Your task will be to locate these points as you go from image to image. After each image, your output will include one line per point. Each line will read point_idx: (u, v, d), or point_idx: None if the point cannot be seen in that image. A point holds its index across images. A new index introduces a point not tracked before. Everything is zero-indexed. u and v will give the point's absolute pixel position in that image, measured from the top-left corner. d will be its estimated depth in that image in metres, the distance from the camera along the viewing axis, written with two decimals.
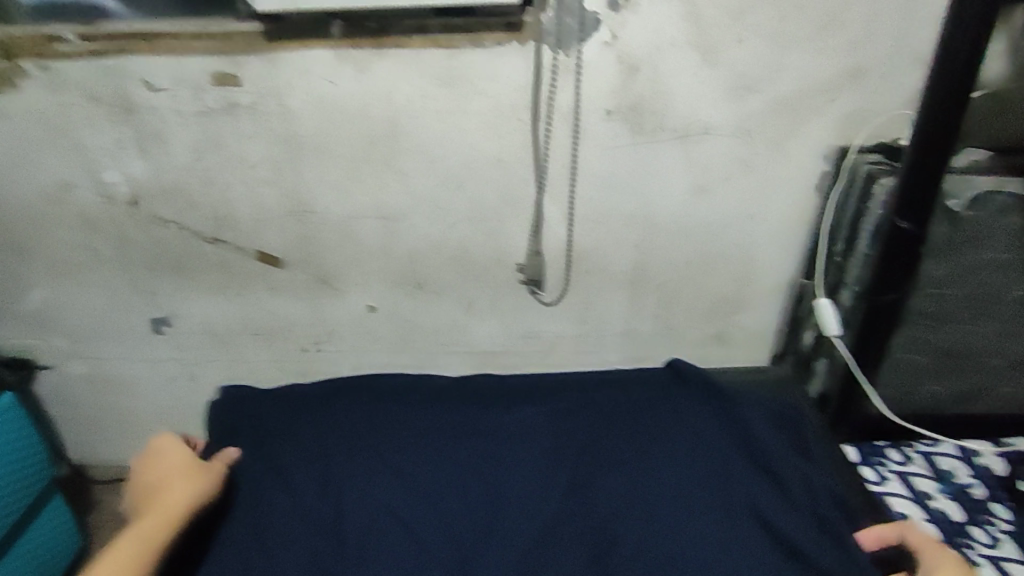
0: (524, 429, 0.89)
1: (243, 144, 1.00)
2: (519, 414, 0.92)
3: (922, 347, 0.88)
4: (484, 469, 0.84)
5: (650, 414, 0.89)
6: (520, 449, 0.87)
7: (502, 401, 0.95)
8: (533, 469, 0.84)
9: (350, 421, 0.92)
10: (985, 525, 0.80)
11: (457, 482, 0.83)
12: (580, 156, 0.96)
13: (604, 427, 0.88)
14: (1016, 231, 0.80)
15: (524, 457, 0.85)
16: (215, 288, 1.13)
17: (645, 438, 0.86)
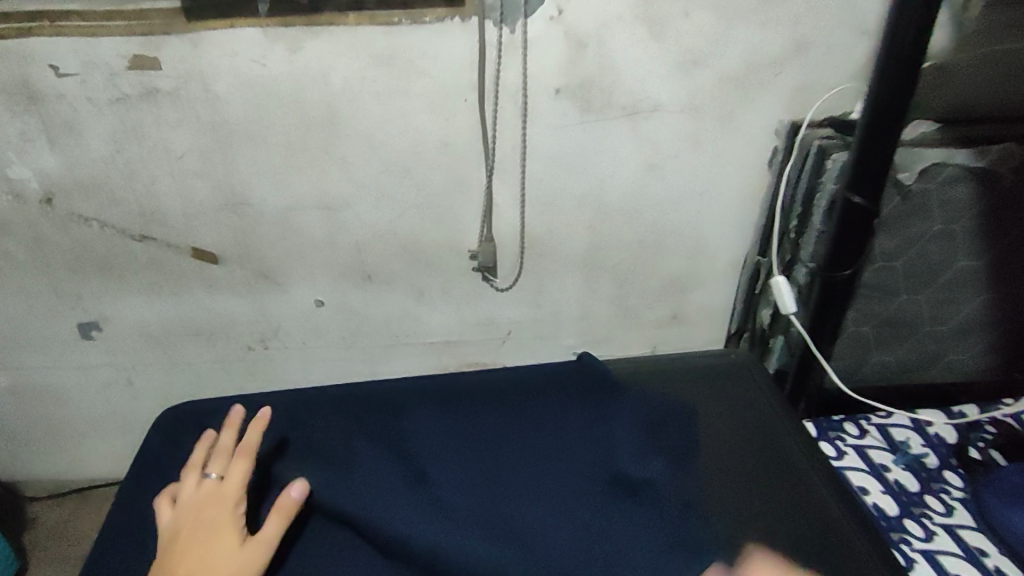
0: (469, 428, 0.83)
1: (168, 132, 0.92)
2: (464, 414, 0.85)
3: (872, 317, 0.90)
4: (438, 470, 0.78)
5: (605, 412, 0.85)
6: (472, 448, 0.80)
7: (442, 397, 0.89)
8: (489, 467, 0.78)
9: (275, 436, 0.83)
10: (940, 494, 0.81)
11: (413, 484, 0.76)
12: (530, 137, 0.93)
13: (559, 425, 0.84)
14: (961, 202, 0.81)
15: (479, 455, 0.79)
16: (149, 287, 1.05)
17: (600, 435, 0.82)
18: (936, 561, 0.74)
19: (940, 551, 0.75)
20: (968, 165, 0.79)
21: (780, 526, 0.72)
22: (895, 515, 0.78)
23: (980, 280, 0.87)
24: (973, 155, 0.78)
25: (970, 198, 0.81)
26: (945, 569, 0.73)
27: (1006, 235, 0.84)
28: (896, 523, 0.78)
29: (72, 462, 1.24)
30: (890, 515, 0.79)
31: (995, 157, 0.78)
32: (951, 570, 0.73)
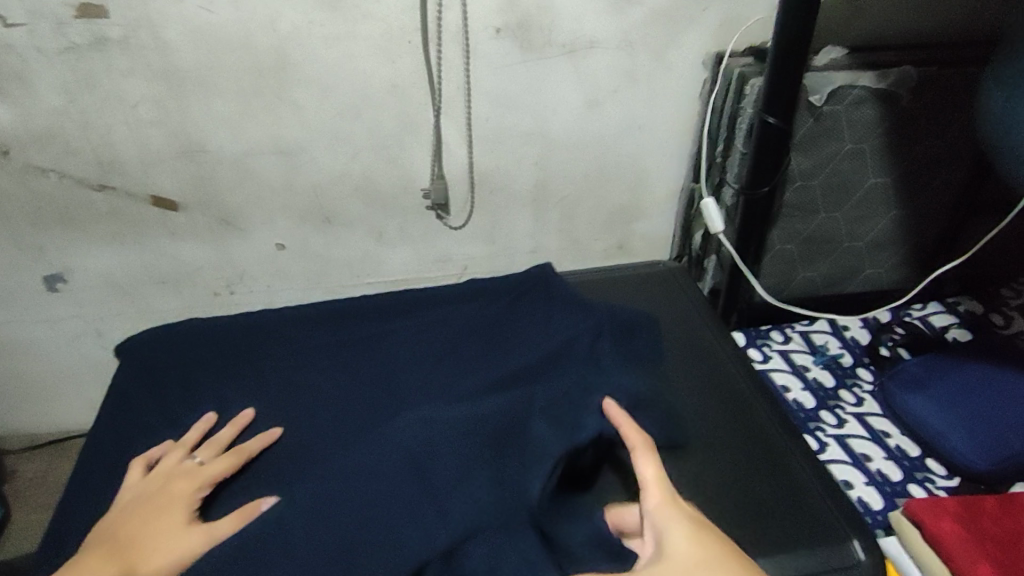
0: (420, 332, 0.87)
1: (121, 82, 0.95)
2: (414, 318, 0.89)
3: (795, 235, 0.97)
4: (390, 376, 0.81)
5: (537, 308, 0.88)
6: (424, 355, 0.84)
7: (394, 306, 0.91)
8: (441, 371, 0.81)
9: (245, 345, 0.87)
10: (853, 388, 0.90)
11: (362, 391, 0.80)
12: (474, 77, 0.98)
13: (493, 326, 0.87)
14: (868, 121, 0.88)
15: (429, 361, 0.83)
16: (112, 237, 1.08)
17: (525, 332, 0.85)
18: (845, 443, 0.83)
19: (850, 435, 0.84)
20: (873, 87, 0.86)
21: (706, 409, 0.77)
22: (811, 407, 0.87)
23: (888, 197, 0.95)
24: (876, 78, 0.85)
25: (876, 118, 0.88)
26: (852, 449, 0.82)
27: (908, 153, 0.92)
28: (812, 413, 0.86)
29: (47, 416, 1.28)
30: (808, 407, 0.87)
31: (896, 79, 0.85)
32: (856, 450, 0.82)
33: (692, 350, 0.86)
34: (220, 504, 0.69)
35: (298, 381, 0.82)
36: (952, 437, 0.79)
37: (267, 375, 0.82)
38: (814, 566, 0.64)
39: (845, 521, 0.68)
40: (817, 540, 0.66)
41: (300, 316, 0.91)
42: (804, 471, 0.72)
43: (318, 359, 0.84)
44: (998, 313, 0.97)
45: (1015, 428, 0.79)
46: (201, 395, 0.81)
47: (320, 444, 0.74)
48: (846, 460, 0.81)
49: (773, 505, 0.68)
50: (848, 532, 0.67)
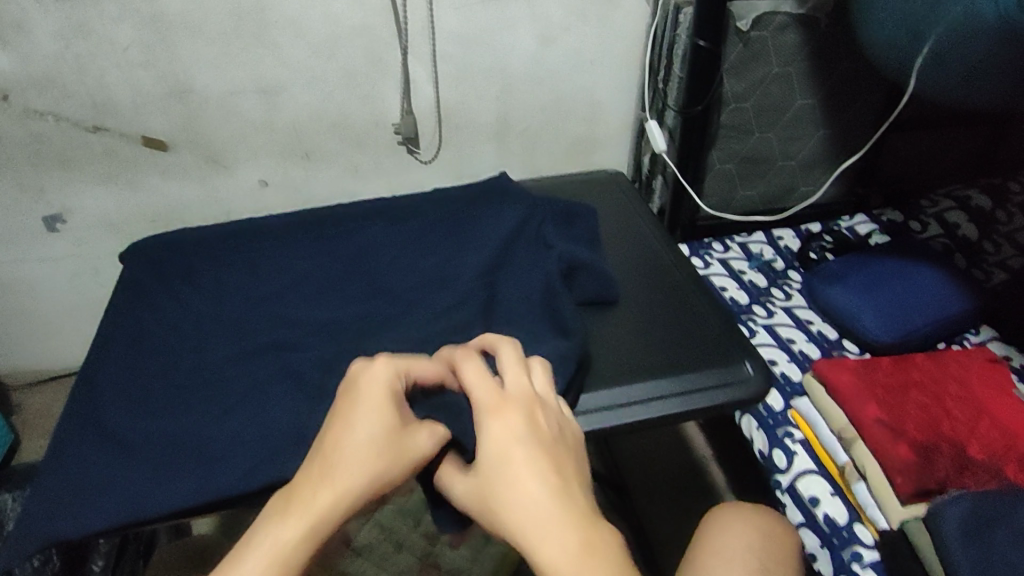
0: (380, 235, 0.96)
1: (111, 26, 1.03)
2: (376, 224, 0.97)
3: (734, 155, 1.06)
4: (364, 274, 0.91)
5: (484, 209, 0.97)
6: (393, 254, 0.93)
7: (358, 211, 0.99)
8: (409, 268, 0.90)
9: (229, 253, 0.94)
10: (784, 287, 1.01)
11: (338, 286, 0.89)
12: (437, 17, 1.06)
13: (448, 223, 0.96)
14: (793, 45, 0.98)
15: (397, 258, 0.92)
16: (107, 177, 1.17)
17: (473, 230, 0.94)
18: (773, 331, 0.94)
19: (777, 324, 0.95)
20: (794, 12, 0.95)
21: (631, 279, 0.87)
22: (745, 303, 0.98)
23: (816, 117, 1.05)
24: (797, 4, 0.94)
25: (799, 42, 0.98)
26: (778, 334, 0.93)
27: (831, 74, 1.01)
28: (746, 308, 0.97)
29: (50, 354, 1.36)
30: (742, 303, 0.98)
31: (815, 4, 0.94)
32: (783, 335, 0.93)
33: (626, 237, 0.95)
34: (216, 381, 0.79)
35: (282, 279, 0.91)
36: (864, 316, 0.90)
37: (256, 274, 0.92)
38: (715, 380, 0.75)
39: (742, 345, 0.79)
40: (717, 360, 0.77)
41: (285, 220, 1.00)
42: (703, 307, 0.83)
43: (298, 260, 0.93)
44: (915, 220, 1.08)
45: (918, 307, 0.90)
46: (192, 292, 0.90)
47: (302, 333, 0.83)
48: (772, 343, 0.92)
49: (682, 339, 0.79)
50: (742, 355, 0.77)
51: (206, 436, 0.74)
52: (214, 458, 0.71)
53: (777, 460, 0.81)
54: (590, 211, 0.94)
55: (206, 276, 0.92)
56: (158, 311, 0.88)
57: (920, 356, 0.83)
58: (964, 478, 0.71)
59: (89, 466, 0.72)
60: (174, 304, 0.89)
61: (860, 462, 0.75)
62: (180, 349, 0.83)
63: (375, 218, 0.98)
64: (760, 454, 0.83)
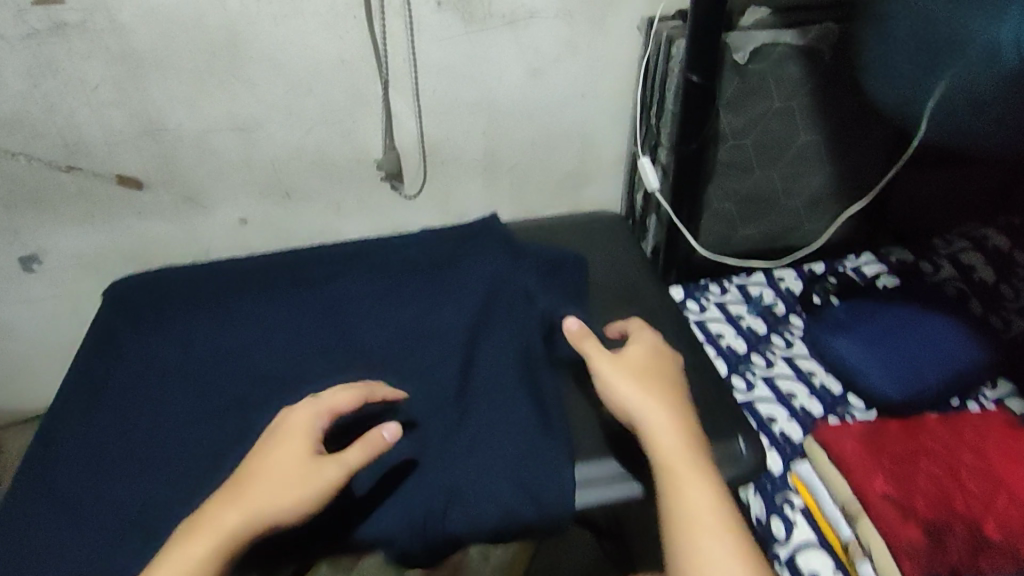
0: (353, 289, 0.90)
1: (81, 65, 0.99)
2: (351, 277, 0.92)
3: (733, 193, 1.01)
4: (337, 328, 0.86)
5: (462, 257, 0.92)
6: (366, 305, 0.89)
7: (330, 256, 0.94)
8: (383, 325, 0.85)
9: (191, 301, 0.90)
10: (785, 332, 0.93)
11: (309, 343, 0.84)
12: (419, 50, 1.02)
13: (424, 271, 0.92)
14: (795, 79, 0.92)
15: (372, 313, 0.88)
16: (82, 216, 1.13)
17: (452, 279, 0.90)
18: (773, 384, 0.87)
19: (777, 375, 0.88)
20: (795, 44, 0.90)
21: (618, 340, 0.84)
22: (744, 351, 0.91)
23: (820, 153, 0.99)
24: (798, 35, 0.89)
25: (801, 75, 0.92)
26: (779, 388, 0.86)
27: (836, 108, 0.95)
28: (744, 357, 0.91)
29: (29, 394, 1.32)
30: (740, 352, 0.91)
31: (817, 35, 0.89)
32: (783, 388, 0.86)
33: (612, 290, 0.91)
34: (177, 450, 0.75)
35: (250, 333, 0.86)
36: (872, 373, 0.83)
37: (223, 328, 0.87)
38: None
39: (734, 420, 0.75)
40: (705, 440, 0.73)
41: (258, 262, 0.95)
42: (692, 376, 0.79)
43: (267, 310, 0.88)
44: (927, 261, 1.00)
45: (931, 363, 0.83)
46: (157, 348, 0.86)
47: (268, 396, 0.79)
48: (772, 398, 0.85)
49: None
50: (731, 431, 0.74)
51: (162, 514, 0.69)
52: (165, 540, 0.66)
53: (773, 529, 0.74)
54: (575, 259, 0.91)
55: (175, 329, 0.88)
56: (124, 368, 0.84)
57: (932, 420, 0.77)
58: (979, 562, 0.64)
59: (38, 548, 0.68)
60: (142, 362, 0.85)
61: (864, 540, 0.68)
62: (147, 415, 0.80)
63: (350, 264, 0.94)
64: (756, 521, 0.76)
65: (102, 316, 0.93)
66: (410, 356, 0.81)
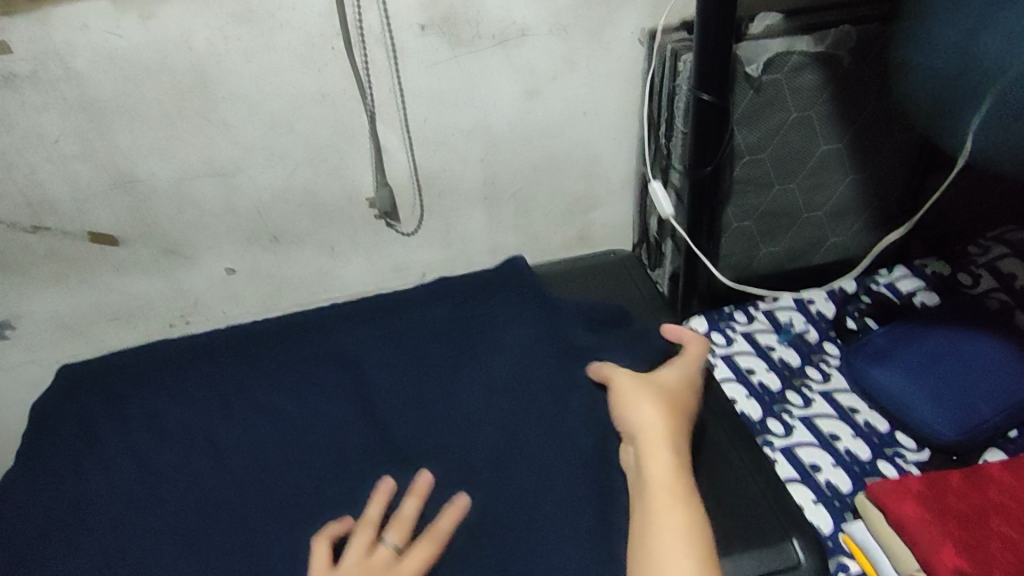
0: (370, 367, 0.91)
1: (38, 119, 0.90)
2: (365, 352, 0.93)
3: (752, 211, 0.94)
4: None
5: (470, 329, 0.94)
6: (378, 382, 0.89)
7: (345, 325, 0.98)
8: (398, 402, 0.86)
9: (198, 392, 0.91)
10: (819, 364, 0.88)
11: (317, 431, 0.84)
12: (405, 78, 0.94)
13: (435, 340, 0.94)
14: (813, 87, 0.84)
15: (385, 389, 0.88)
16: (55, 278, 1.05)
17: (468, 351, 0.91)
18: (813, 425, 0.81)
19: (817, 415, 0.82)
20: (813, 50, 0.82)
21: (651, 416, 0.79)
22: (778, 389, 0.85)
23: (843, 162, 0.92)
24: (815, 41, 0.81)
25: (820, 82, 0.84)
26: (820, 431, 0.81)
27: (857, 115, 0.88)
28: (778, 396, 0.85)
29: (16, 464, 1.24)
30: (774, 390, 0.85)
31: (835, 40, 0.81)
32: (825, 430, 0.81)
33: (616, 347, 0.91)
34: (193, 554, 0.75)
35: (283, 421, 0.86)
36: (919, 407, 0.78)
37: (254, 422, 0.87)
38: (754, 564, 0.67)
39: (785, 517, 0.70)
40: (757, 543, 0.68)
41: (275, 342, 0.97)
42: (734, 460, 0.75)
43: (282, 393, 0.89)
44: (965, 272, 0.94)
45: (982, 391, 0.78)
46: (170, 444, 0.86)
47: None
48: (814, 443, 0.80)
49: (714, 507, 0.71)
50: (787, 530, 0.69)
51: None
52: None
53: None
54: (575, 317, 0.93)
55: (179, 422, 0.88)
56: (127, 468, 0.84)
57: (995, 468, 0.71)
58: None
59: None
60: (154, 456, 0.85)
61: None
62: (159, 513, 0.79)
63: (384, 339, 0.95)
64: None
65: (104, 407, 0.91)
66: (439, 436, 0.81)
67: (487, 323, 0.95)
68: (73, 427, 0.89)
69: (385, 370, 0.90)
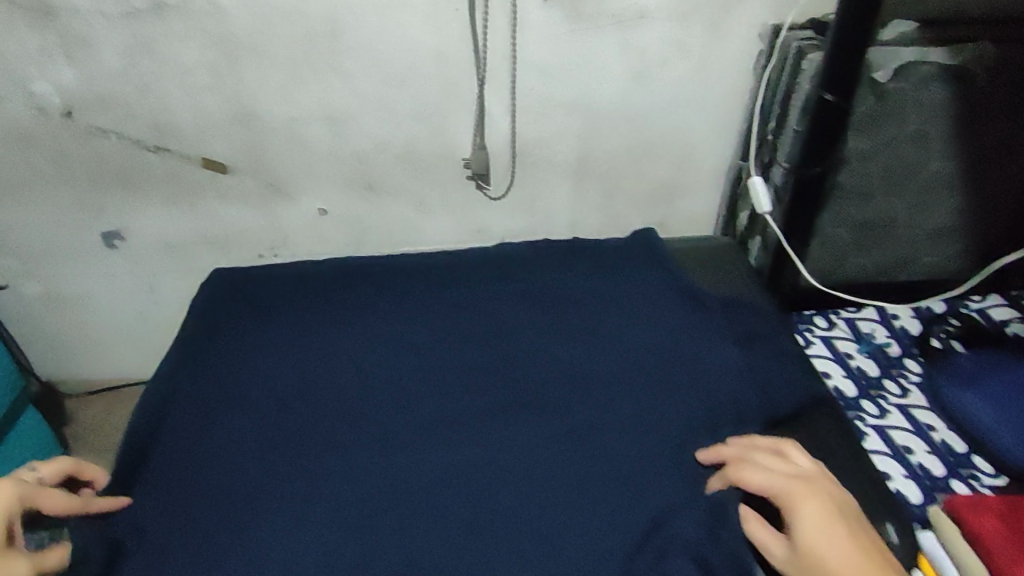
0: (450, 300, 0.93)
1: (177, 46, 0.97)
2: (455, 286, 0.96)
3: (848, 220, 0.94)
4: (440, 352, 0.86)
5: (570, 286, 0.95)
6: (453, 313, 0.91)
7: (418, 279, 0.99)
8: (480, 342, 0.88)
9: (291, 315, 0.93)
10: (899, 379, 0.86)
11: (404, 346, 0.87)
12: (520, 47, 0.97)
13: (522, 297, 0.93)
14: (935, 102, 0.85)
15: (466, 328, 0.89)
16: (165, 197, 1.12)
17: (563, 304, 0.92)
18: (886, 434, 0.80)
19: (891, 426, 0.81)
20: (941, 64, 0.83)
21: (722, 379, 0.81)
22: (852, 395, 0.84)
23: (952, 184, 0.92)
24: (945, 55, 0.82)
25: (943, 97, 0.85)
26: (891, 440, 0.79)
27: (977, 138, 0.88)
28: (853, 401, 0.84)
29: (101, 363, 1.34)
30: (849, 396, 0.84)
31: (967, 57, 0.82)
32: (898, 441, 0.79)
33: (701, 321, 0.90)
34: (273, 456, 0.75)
35: (370, 342, 0.88)
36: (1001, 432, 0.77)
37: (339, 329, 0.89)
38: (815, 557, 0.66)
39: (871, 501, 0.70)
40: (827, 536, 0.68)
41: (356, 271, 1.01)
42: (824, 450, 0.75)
43: (366, 320, 0.91)
44: None
45: None
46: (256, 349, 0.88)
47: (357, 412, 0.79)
48: (885, 451, 0.78)
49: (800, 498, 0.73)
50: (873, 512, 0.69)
51: (260, 537, 0.67)
52: (246, 554, 0.66)
53: None
54: (668, 284, 0.94)
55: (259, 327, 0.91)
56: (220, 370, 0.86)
57: None
58: None
59: (147, 543, 0.68)
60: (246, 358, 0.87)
61: None
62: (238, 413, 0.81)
63: (468, 284, 0.96)
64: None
65: (196, 303, 0.95)
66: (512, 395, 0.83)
67: (564, 284, 0.95)
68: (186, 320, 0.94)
69: (467, 312, 0.91)
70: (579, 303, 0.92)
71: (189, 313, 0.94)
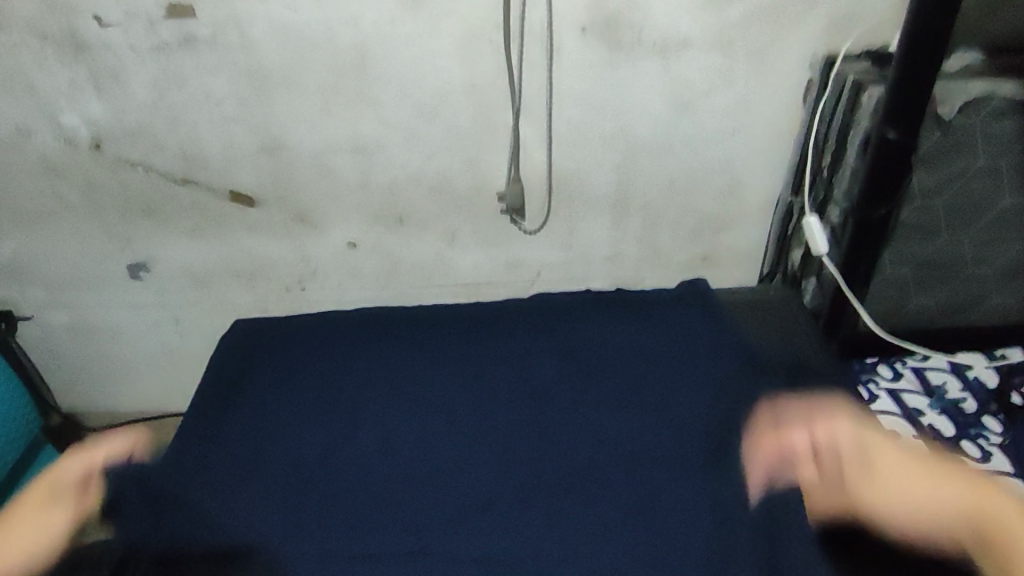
0: (490, 349, 0.91)
1: (206, 78, 0.95)
2: (493, 337, 0.93)
3: (909, 259, 0.88)
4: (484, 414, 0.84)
5: (617, 338, 0.92)
6: (494, 363, 0.90)
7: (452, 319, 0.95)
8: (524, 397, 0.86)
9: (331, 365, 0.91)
10: (977, 439, 0.80)
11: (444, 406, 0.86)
12: (558, 77, 0.93)
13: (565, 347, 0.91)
14: (1009, 135, 0.79)
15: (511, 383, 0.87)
16: (192, 229, 1.10)
17: (607, 358, 0.89)
18: None
19: None
20: (1014, 96, 0.77)
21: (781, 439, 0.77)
22: None
23: None
24: (1019, 86, 0.76)
25: (1017, 130, 0.79)
26: None
27: None
28: None
29: (127, 393, 1.33)
30: None
31: None
32: None
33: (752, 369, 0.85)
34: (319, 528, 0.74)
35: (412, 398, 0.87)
36: None
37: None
38: None
39: None
40: None
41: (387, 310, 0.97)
42: None
43: (408, 373, 0.90)
44: None
45: None
46: (298, 403, 0.87)
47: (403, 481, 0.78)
48: None
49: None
50: None
51: None
52: None
53: None
54: (721, 335, 0.90)
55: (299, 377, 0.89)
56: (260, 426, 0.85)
57: None
58: None
59: None
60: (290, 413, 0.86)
61: None
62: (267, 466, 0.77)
63: (509, 335, 0.93)
64: None
65: (237, 347, 0.94)
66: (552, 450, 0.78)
67: (601, 336, 0.92)
68: (224, 365, 0.92)
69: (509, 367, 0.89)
70: (627, 358, 0.89)
71: (227, 357, 0.93)
